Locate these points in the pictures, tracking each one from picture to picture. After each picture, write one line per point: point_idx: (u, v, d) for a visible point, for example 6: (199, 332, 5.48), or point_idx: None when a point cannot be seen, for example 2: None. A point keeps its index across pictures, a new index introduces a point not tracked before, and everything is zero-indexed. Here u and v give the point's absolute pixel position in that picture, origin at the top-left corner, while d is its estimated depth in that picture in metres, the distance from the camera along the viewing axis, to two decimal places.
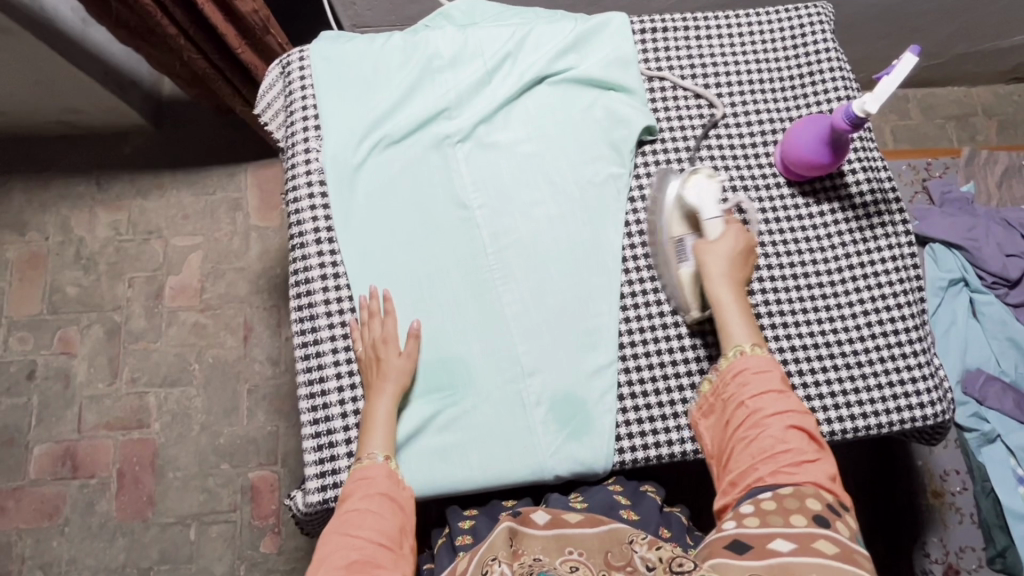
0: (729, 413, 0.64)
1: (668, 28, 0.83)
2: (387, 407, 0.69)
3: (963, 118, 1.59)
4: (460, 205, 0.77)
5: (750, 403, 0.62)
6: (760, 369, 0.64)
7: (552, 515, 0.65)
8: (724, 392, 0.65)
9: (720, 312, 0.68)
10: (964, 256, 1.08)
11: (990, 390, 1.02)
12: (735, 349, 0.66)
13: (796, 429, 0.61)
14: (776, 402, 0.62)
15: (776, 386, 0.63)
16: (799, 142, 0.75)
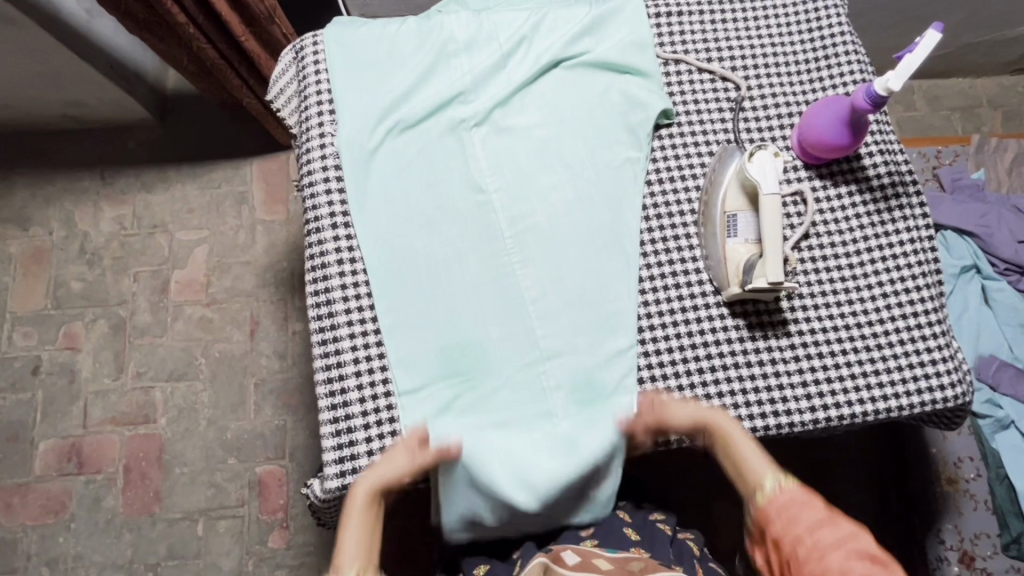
0: (784, 550, 0.60)
1: (683, 12, 0.83)
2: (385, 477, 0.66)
3: (969, 109, 1.59)
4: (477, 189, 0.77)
5: (807, 535, 0.59)
6: (799, 501, 0.62)
7: (583, 557, 0.69)
8: (775, 532, 0.62)
9: (736, 457, 0.66)
10: (976, 244, 1.08)
11: (1003, 376, 1.02)
12: (762, 487, 0.64)
13: (858, 551, 0.57)
14: (829, 529, 0.59)
15: (817, 514, 0.61)
16: (816, 124, 0.75)
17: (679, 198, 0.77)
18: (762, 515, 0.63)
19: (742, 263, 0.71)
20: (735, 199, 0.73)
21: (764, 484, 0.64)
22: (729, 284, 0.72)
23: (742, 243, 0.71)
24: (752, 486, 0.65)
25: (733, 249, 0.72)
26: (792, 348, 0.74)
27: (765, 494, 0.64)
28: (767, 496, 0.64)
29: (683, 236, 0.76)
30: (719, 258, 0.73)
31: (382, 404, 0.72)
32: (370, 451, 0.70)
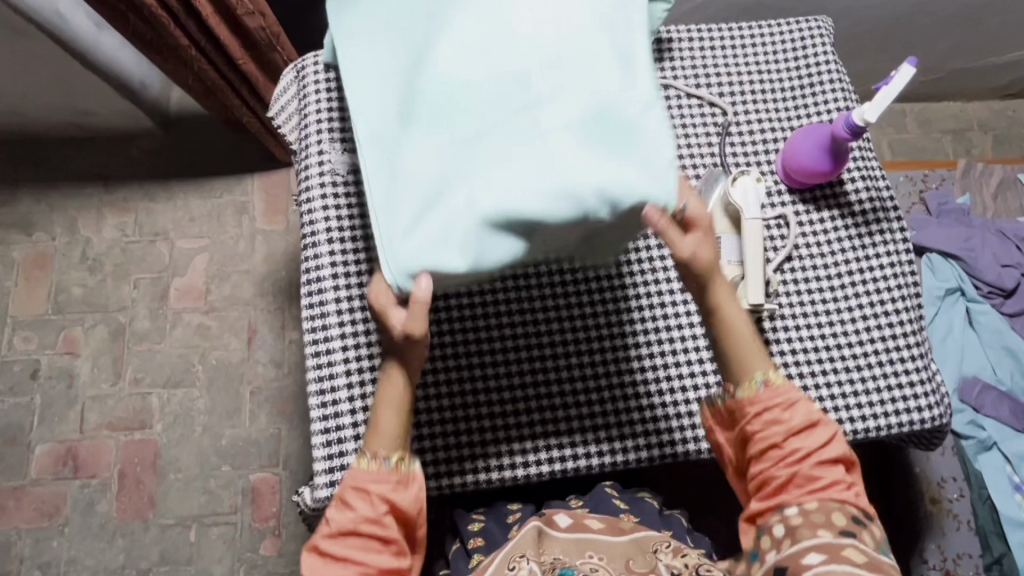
0: (756, 443, 0.60)
1: (674, 38, 0.85)
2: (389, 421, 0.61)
3: (960, 133, 1.62)
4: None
5: (785, 439, 0.59)
6: (788, 401, 0.59)
7: (575, 518, 0.73)
8: (752, 427, 0.60)
9: (726, 324, 0.62)
10: (961, 266, 1.10)
11: (986, 398, 1.03)
12: (751, 379, 0.61)
13: (831, 455, 0.58)
14: (809, 431, 0.59)
15: (804, 415, 0.59)
16: (799, 149, 0.77)
17: None
18: (738, 399, 0.61)
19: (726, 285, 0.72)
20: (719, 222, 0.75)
21: (752, 378, 0.61)
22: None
23: (726, 264, 0.73)
24: (739, 372, 0.62)
25: None
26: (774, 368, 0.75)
27: (750, 388, 0.61)
28: (751, 391, 0.61)
29: (669, 256, 0.78)
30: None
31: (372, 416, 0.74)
32: None
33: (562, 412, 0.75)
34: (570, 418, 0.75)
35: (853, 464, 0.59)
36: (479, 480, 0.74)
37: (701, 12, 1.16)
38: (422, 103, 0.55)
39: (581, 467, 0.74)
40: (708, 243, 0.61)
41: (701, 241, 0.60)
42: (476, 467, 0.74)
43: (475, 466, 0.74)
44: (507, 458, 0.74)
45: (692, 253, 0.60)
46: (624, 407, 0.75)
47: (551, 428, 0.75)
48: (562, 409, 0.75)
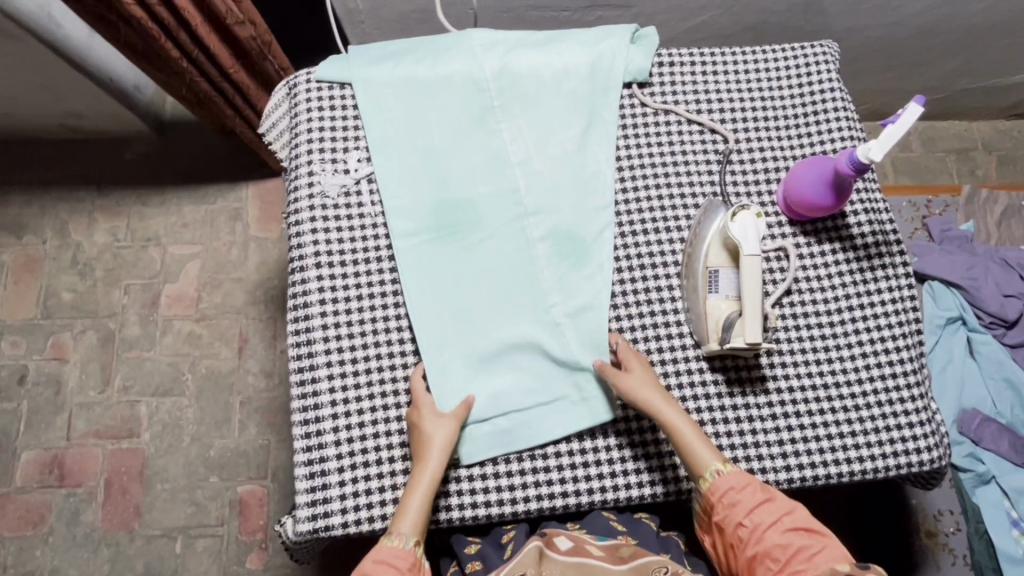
0: (729, 534, 0.64)
1: (675, 62, 0.83)
2: (417, 503, 0.65)
3: (964, 152, 1.60)
4: (479, 245, 0.76)
5: (747, 519, 0.63)
6: (740, 484, 0.64)
7: (576, 542, 0.68)
8: (719, 516, 0.65)
9: (679, 436, 0.66)
10: (962, 295, 1.09)
11: (985, 431, 1.01)
12: (708, 474, 0.65)
13: (791, 526, 0.62)
14: (767, 510, 0.63)
15: (758, 496, 0.64)
16: (802, 183, 0.75)
17: (664, 250, 0.77)
18: (705, 495, 0.66)
19: (722, 321, 0.71)
20: (717, 255, 0.73)
21: (707, 471, 0.65)
22: (710, 339, 0.72)
23: (723, 299, 0.72)
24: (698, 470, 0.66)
25: (712, 305, 0.72)
26: (769, 406, 0.73)
27: (706, 483, 0.65)
28: (709, 484, 0.65)
29: (666, 288, 0.76)
30: (700, 312, 0.73)
31: (358, 448, 0.71)
32: (344, 496, 0.70)
33: (551, 444, 0.72)
34: (560, 451, 0.72)
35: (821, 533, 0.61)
36: (464, 516, 0.70)
37: (704, 30, 1.14)
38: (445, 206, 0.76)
39: (570, 504, 0.71)
40: (646, 371, 0.69)
41: (638, 378, 0.69)
42: (461, 502, 0.70)
43: (461, 501, 0.70)
44: (494, 492, 0.71)
45: (630, 390, 0.68)
46: (614, 441, 0.72)
47: (541, 462, 0.71)
48: (551, 442, 0.72)
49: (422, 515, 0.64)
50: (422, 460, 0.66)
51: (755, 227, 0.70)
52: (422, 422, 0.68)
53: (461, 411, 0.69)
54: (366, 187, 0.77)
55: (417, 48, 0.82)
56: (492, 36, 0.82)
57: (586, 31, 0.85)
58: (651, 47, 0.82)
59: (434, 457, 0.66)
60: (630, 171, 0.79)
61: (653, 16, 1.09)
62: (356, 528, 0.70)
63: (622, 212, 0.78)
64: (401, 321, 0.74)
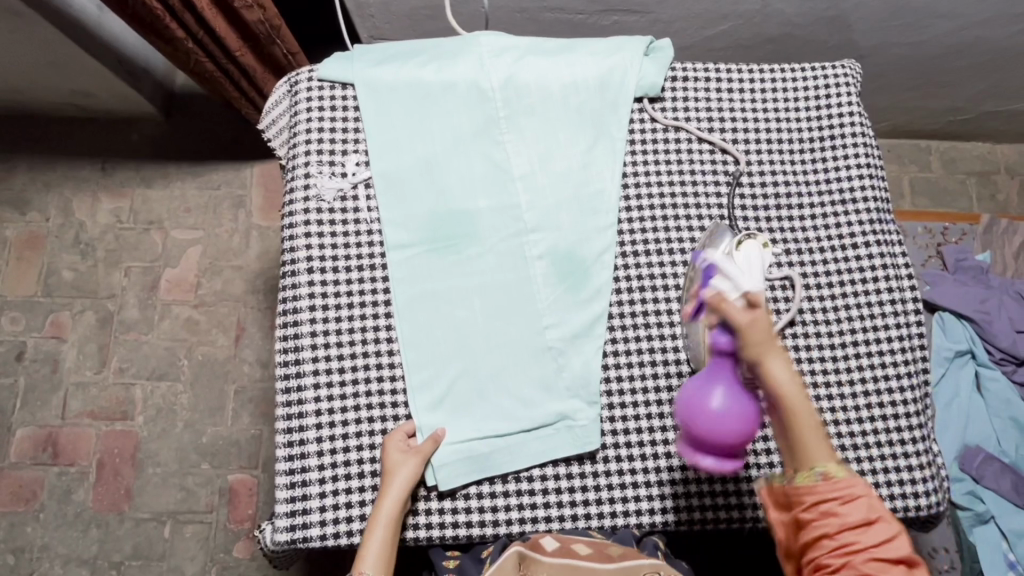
0: (807, 533, 0.53)
1: (689, 77, 0.80)
2: (378, 539, 0.63)
3: (986, 176, 1.55)
4: (475, 259, 0.74)
5: (837, 532, 0.52)
6: (849, 494, 0.52)
7: (561, 542, 0.63)
8: (805, 517, 0.53)
9: (793, 424, 0.55)
10: (974, 328, 1.06)
11: (988, 469, 0.99)
12: (815, 470, 0.54)
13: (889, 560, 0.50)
14: (872, 532, 0.51)
15: (866, 511, 0.52)
16: (700, 398, 0.61)
17: (666, 274, 0.75)
18: (797, 483, 0.54)
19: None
20: None
21: (811, 467, 0.54)
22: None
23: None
24: (801, 461, 0.55)
25: None
26: (765, 440, 0.71)
27: (806, 479, 0.54)
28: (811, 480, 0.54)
29: (665, 313, 0.74)
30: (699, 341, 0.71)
31: (341, 460, 0.70)
32: (323, 508, 0.69)
33: (537, 467, 0.70)
34: (546, 474, 0.70)
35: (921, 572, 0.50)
36: (444, 535, 0.69)
37: (722, 40, 1.11)
38: (443, 219, 0.74)
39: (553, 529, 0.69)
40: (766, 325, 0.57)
41: (783, 360, 0.56)
42: (442, 521, 0.69)
43: (442, 519, 0.69)
44: (476, 513, 0.69)
45: (773, 379, 0.55)
46: (602, 468, 0.70)
47: (526, 485, 0.70)
48: (538, 465, 0.70)
49: (385, 550, 0.63)
50: (383, 491, 0.66)
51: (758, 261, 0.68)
52: (388, 455, 0.67)
53: (429, 447, 0.67)
54: (363, 191, 0.76)
55: (425, 51, 0.80)
56: (501, 42, 0.80)
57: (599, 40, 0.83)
58: (663, 61, 0.79)
59: (392, 495, 0.65)
60: (635, 189, 0.77)
61: (670, 23, 1.06)
62: (335, 541, 0.68)
63: (625, 231, 0.76)
64: (391, 331, 0.73)
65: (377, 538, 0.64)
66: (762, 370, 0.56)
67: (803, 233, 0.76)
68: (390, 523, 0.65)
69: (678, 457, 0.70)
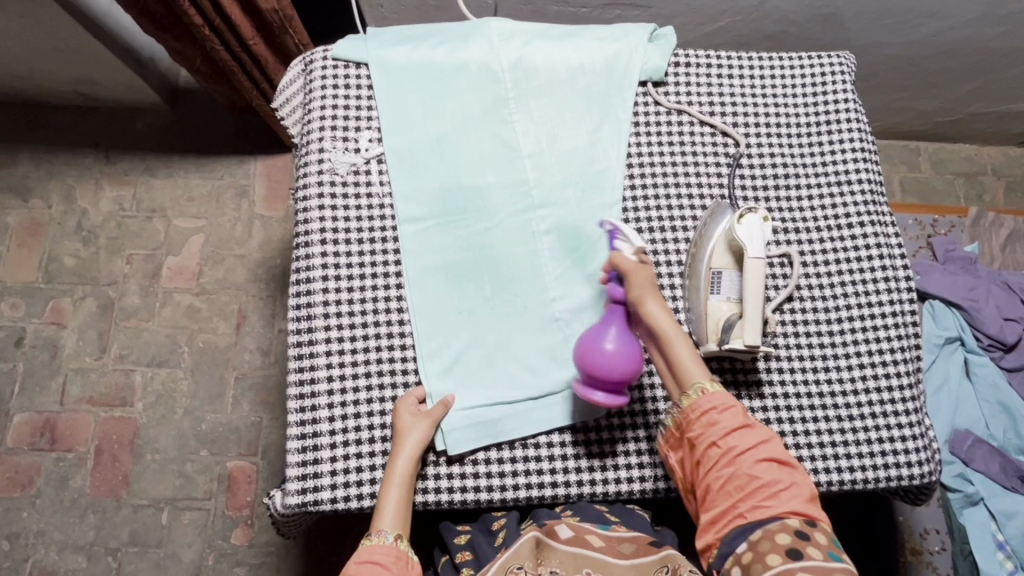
0: (701, 453, 0.62)
1: (690, 63, 0.83)
2: (394, 499, 0.66)
3: (972, 176, 1.60)
4: (484, 233, 0.76)
5: (722, 442, 0.61)
6: (723, 405, 0.62)
7: (577, 531, 0.65)
8: (693, 436, 0.63)
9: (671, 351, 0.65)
10: (963, 316, 1.09)
11: (977, 452, 1.01)
12: (695, 388, 0.64)
13: (767, 458, 0.60)
14: (748, 438, 0.61)
15: (741, 421, 0.62)
16: (591, 349, 0.66)
17: (668, 248, 0.77)
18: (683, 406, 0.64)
19: (721, 322, 0.71)
20: (721, 256, 0.73)
21: (691, 387, 0.64)
22: (709, 340, 0.72)
23: (725, 300, 0.72)
24: (682, 384, 0.65)
25: (714, 305, 0.72)
26: (763, 410, 0.73)
27: (688, 398, 0.64)
28: (693, 401, 0.64)
29: (668, 286, 0.76)
30: (700, 313, 0.73)
31: (352, 425, 0.71)
32: (334, 471, 0.70)
33: (542, 434, 0.72)
34: (551, 441, 0.72)
35: (792, 464, 0.61)
36: (452, 499, 0.70)
37: (721, 35, 1.14)
38: (453, 195, 0.76)
39: (560, 496, 0.71)
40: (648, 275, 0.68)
41: (659, 301, 0.67)
42: (451, 486, 0.70)
43: (450, 484, 0.70)
44: (484, 478, 0.70)
45: (652, 316, 0.66)
46: (607, 435, 0.72)
47: (533, 451, 0.71)
48: (545, 432, 0.72)
49: (402, 508, 0.66)
50: (395, 452, 0.68)
51: (761, 235, 0.71)
52: (400, 419, 0.69)
53: (439, 412, 0.69)
54: (376, 167, 0.78)
55: (437, 34, 0.82)
56: (511, 27, 0.83)
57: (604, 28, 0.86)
58: (667, 47, 0.82)
59: (405, 457, 0.67)
60: (640, 168, 0.80)
61: (671, 18, 1.09)
62: (345, 504, 0.70)
63: (629, 209, 0.78)
64: (402, 302, 0.74)
65: (394, 498, 0.66)
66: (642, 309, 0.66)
67: (799, 213, 0.79)
68: (404, 483, 0.67)
69: None
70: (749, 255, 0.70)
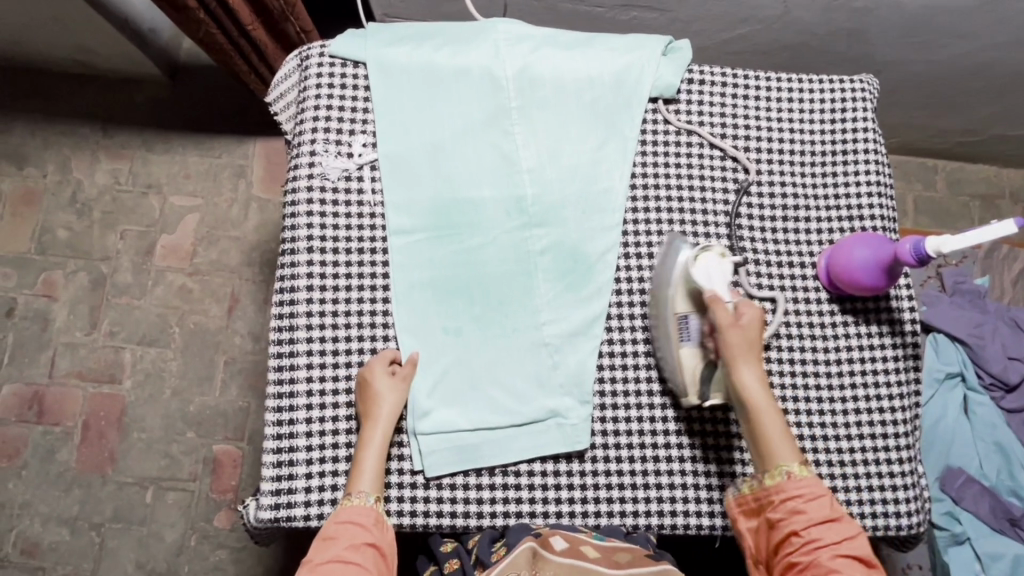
0: (779, 533, 0.61)
1: (706, 81, 0.79)
2: (373, 461, 0.66)
3: (989, 199, 1.55)
4: (477, 251, 0.73)
5: (805, 530, 0.59)
6: (812, 494, 0.60)
7: (572, 542, 0.63)
8: (776, 515, 0.61)
9: (756, 415, 0.64)
10: (966, 352, 1.06)
11: (968, 492, 0.99)
12: (782, 469, 0.62)
13: (847, 554, 0.58)
14: (827, 528, 0.59)
15: (827, 512, 0.60)
16: (853, 272, 0.71)
17: None
18: (768, 484, 0.62)
19: (699, 372, 0.69)
20: (684, 301, 0.69)
21: (777, 468, 0.62)
22: (688, 391, 0.69)
23: (696, 348, 0.69)
24: (767, 463, 0.63)
25: (690, 356, 0.69)
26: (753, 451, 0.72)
27: (772, 478, 0.62)
28: (777, 480, 0.62)
29: None
30: (674, 365, 0.69)
31: (329, 442, 0.69)
32: (309, 487, 0.68)
33: (524, 463, 0.70)
34: (533, 470, 0.70)
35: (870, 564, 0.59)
36: (427, 523, 0.69)
37: (741, 43, 1.09)
38: (447, 209, 0.73)
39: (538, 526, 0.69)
40: (755, 341, 0.66)
41: (751, 366, 0.65)
42: (427, 509, 0.69)
43: (426, 507, 0.69)
44: (461, 503, 0.69)
45: (746, 384, 0.64)
46: (591, 467, 0.70)
47: (513, 479, 0.70)
48: (526, 460, 0.70)
49: (378, 471, 0.66)
50: (372, 418, 0.67)
51: (722, 269, 0.69)
52: (374, 380, 0.68)
53: (410, 372, 0.69)
54: (369, 173, 0.75)
55: (441, 33, 0.78)
56: (519, 31, 0.78)
57: (615, 36, 0.81)
58: (681, 62, 0.78)
59: (382, 418, 0.67)
60: (643, 189, 0.76)
61: (689, 23, 1.04)
62: (319, 521, 0.68)
63: (629, 233, 0.75)
64: (388, 317, 0.72)
65: (373, 457, 0.66)
66: (733, 377, 0.65)
67: (806, 248, 0.77)
68: (382, 447, 0.67)
69: (664, 461, 0.71)
70: (718, 296, 0.67)
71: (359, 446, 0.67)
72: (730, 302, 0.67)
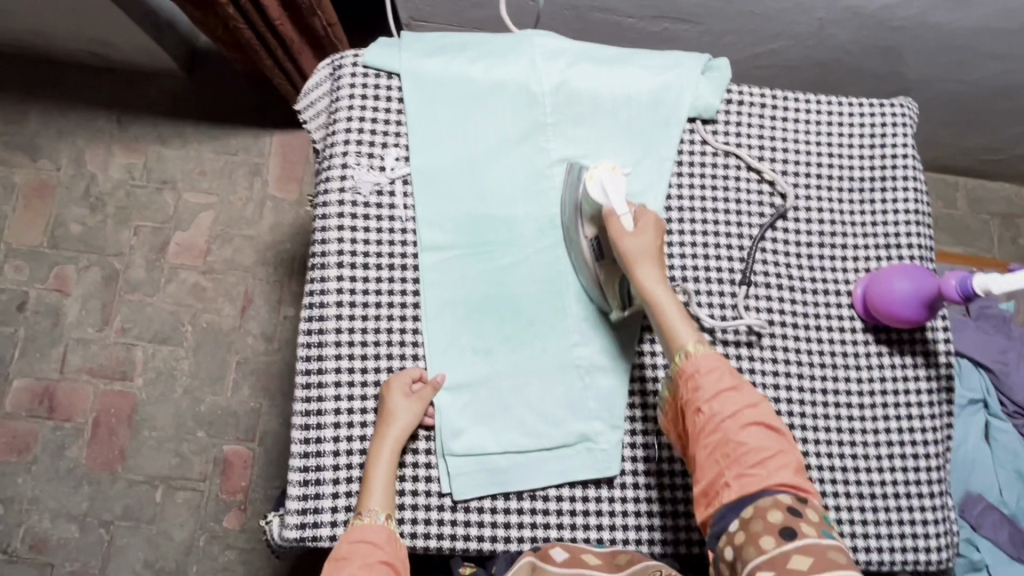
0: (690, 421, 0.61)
1: (744, 101, 0.78)
2: (383, 477, 0.65)
3: (1009, 218, 1.53)
4: (509, 270, 0.72)
5: (708, 407, 0.60)
6: (711, 371, 0.61)
7: (572, 552, 0.65)
8: (683, 403, 0.62)
9: (660, 312, 0.64)
10: (989, 378, 1.05)
11: (987, 519, 0.98)
12: (681, 352, 0.62)
13: (752, 423, 0.59)
14: (730, 404, 0.60)
15: (727, 387, 0.60)
16: (894, 305, 0.69)
17: (701, 300, 0.74)
18: (675, 373, 0.63)
19: (612, 288, 0.70)
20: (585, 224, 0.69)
21: (681, 353, 0.62)
22: (611, 309, 0.71)
23: (608, 266, 0.69)
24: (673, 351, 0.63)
25: (603, 275, 0.69)
26: None
27: (678, 366, 0.62)
28: (681, 368, 0.62)
29: None
30: (593, 287, 0.71)
31: (355, 461, 0.68)
32: (335, 508, 0.68)
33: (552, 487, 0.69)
34: (561, 495, 0.69)
35: (782, 433, 0.60)
36: (454, 546, 0.68)
37: (773, 58, 1.07)
38: (480, 227, 0.72)
39: None
40: (652, 245, 0.66)
41: (652, 267, 0.65)
42: (454, 532, 0.68)
43: (454, 531, 0.68)
44: (489, 527, 0.68)
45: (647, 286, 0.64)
46: (620, 493, 0.70)
47: (541, 503, 0.69)
48: (555, 485, 0.69)
49: (388, 490, 0.65)
50: (381, 437, 0.66)
51: (611, 178, 0.67)
52: (389, 397, 0.67)
53: (428, 393, 0.68)
54: (401, 187, 0.73)
55: (477, 44, 0.76)
56: (556, 45, 0.77)
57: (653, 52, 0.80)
58: (721, 82, 0.76)
59: (393, 435, 0.66)
60: (678, 211, 0.75)
61: (721, 36, 1.02)
62: None
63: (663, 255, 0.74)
64: (417, 335, 0.71)
65: (383, 474, 0.65)
66: (635, 280, 0.65)
67: (841, 274, 0.75)
68: (392, 464, 0.66)
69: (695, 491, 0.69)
70: (612, 211, 0.66)
71: (369, 463, 0.66)
72: (626, 214, 0.67)
